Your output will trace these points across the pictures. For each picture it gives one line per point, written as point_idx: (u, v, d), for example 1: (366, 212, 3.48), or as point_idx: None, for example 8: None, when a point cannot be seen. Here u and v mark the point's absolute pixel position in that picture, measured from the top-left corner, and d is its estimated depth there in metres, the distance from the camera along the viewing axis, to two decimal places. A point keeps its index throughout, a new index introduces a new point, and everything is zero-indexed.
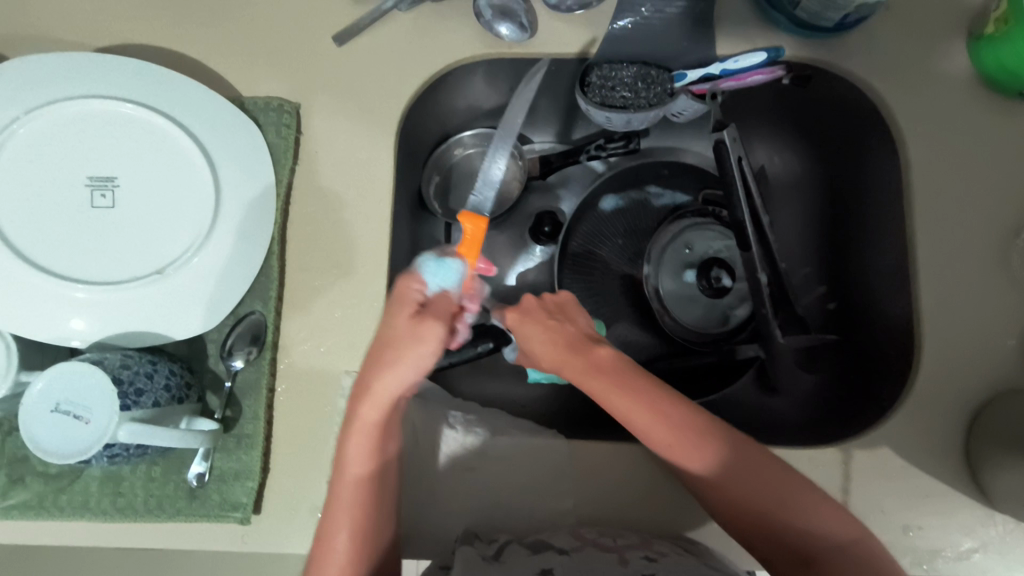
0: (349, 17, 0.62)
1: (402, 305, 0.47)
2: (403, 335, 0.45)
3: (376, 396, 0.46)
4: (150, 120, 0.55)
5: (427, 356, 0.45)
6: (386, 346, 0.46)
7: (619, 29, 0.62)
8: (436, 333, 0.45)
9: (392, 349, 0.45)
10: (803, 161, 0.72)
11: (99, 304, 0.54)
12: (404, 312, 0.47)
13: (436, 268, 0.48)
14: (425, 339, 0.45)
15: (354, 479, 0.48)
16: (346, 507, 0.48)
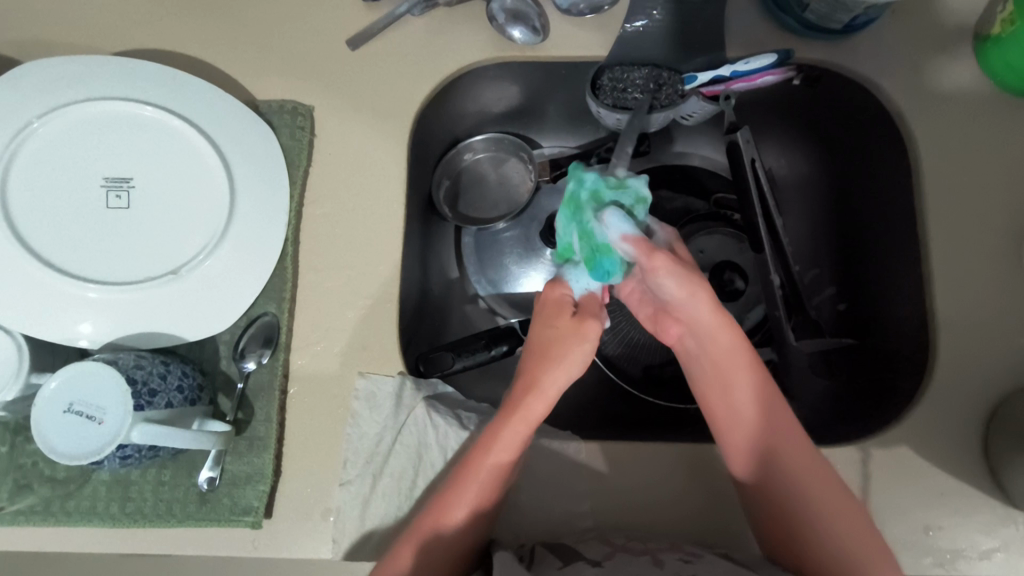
0: (363, 21, 0.63)
1: (559, 309, 0.53)
2: (567, 335, 0.51)
3: (545, 391, 0.50)
4: (164, 122, 0.55)
5: (586, 352, 0.50)
6: (553, 342, 0.51)
7: (631, 30, 0.63)
8: (598, 329, 0.51)
9: (557, 346, 0.50)
10: (811, 164, 0.72)
11: (113, 305, 0.54)
12: (563, 314, 0.52)
13: (578, 273, 0.54)
14: (588, 335, 0.51)
15: (495, 467, 0.48)
16: (482, 478, 0.48)
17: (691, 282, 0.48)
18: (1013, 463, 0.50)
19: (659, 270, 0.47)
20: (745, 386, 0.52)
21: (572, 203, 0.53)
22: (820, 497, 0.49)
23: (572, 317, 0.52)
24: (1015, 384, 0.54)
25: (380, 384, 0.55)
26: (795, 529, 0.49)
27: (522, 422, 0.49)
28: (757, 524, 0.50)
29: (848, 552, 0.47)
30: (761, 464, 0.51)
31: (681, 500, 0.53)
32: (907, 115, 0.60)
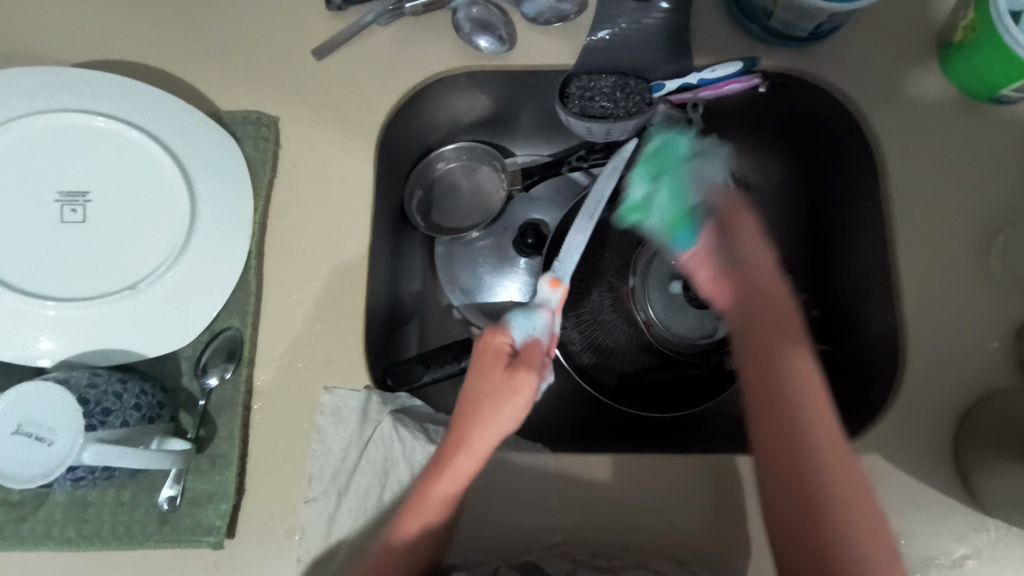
0: (329, 31, 0.62)
1: (493, 358, 0.47)
2: (499, 388, 0.45)
3: (474, 447, 0.45)
4: (122, 134, 0.54)
5: (522, 408, 0.45)
6: (483, 395, 0.45)
7: (597, 40, 0.63)
8: (533, 383, 0.46)
9: (487, 400, 0.45)
10: (783, 172, 0.73)
11: (69, 322, 0.52)
12: (497, 364, 0.47)
13: (523, 320, 0.50)
14: (522, 390, 0.46)
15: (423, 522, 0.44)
16: (403, 543, 0.44)
17: (720, 254, 0.49)
18: (982, 470, 0.50)
19: (741, 229, 0.48)
20: (791, 353, 0.42)
21: (656, 157, 0.58)
22: (831, 454, 0.39)
23: (504, 370, 0.47)
24: (984, 389, 0.54)
25: (346, 399, 0.54)
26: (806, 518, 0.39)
27: (445, 485, 0.44)
28: (757, 401, 0.42)
29: (867, 543, 0.37)
30: (777, 425, 0.40)
31: (652, 514, 0.52)
32: (874, 122, 0.60)
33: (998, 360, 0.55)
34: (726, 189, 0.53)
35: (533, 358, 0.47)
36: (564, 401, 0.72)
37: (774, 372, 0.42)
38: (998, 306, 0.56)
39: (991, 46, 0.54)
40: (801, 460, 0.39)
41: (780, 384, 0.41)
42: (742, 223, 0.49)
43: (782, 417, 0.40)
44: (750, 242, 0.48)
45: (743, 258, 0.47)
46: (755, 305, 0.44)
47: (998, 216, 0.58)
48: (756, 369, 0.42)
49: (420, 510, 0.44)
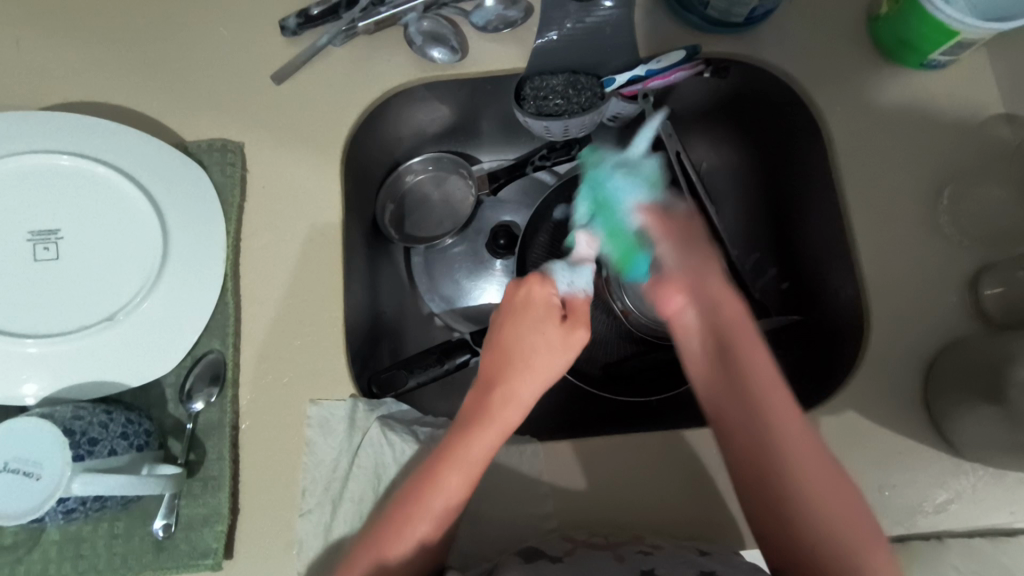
0: (286, 57, 0.64)
1: (546, 311, 0.51)
2: (556, 344, 0.50)
3: (522, 404, 0.49)
4: (90, 170, 0.55)
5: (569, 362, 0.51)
6: (537, 349, 0.50)
7: (545, 42, 0.65)
8: (586, 339, 0.51)
9: (540, 357, 0.50)
10: (737, 153, 0.76)
11: (49, 359, 0.53)
12: (552, 320, 0.51)
13: (565, 270, 0.56)
14: (574, 346, 0.51)
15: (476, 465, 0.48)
16: (456, 492, 0.47)
17: (699, 270, 0.53)
18: (952, 415, 0.52)
19: (670, 233, 0.55)
20: (754, 356, 0.49)
21: (588, 198, 0.60)
22: (815, 484, 0.46)
23: (559, 325, 0.51)
24: (947, 338, 0.57)
25: (333, 410, 0.55)
26: (764, 481, 0.47)
27: (499, 434, 0.48)
28: (727, 424, 0.49)
29: (846, 545, 0.44)
30: (756, 450, 0.47)
31: (646, 491, 0.53)
32: (816, 96, 0.63)
33: (956, 310, 0.57)
34: (654, 210, 0.56)
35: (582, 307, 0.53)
36: (553, 396, 0.72)
37: (738, 385, 0.49)
38: (951, 259, 0.59)
39: (914, 13, 0.57)
40: (762, 450, 0.47)
41: (743, 417, 0.48)
42: (675, 225, 0.56)
43: (740, 415, 0.48)
44: (665, 251, 0.55)
45: (687, 267, 0.53)
46: (728, 329, 0.50)
47: (941, 174, 0.61)
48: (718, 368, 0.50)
49: (475, 451, 0.48)
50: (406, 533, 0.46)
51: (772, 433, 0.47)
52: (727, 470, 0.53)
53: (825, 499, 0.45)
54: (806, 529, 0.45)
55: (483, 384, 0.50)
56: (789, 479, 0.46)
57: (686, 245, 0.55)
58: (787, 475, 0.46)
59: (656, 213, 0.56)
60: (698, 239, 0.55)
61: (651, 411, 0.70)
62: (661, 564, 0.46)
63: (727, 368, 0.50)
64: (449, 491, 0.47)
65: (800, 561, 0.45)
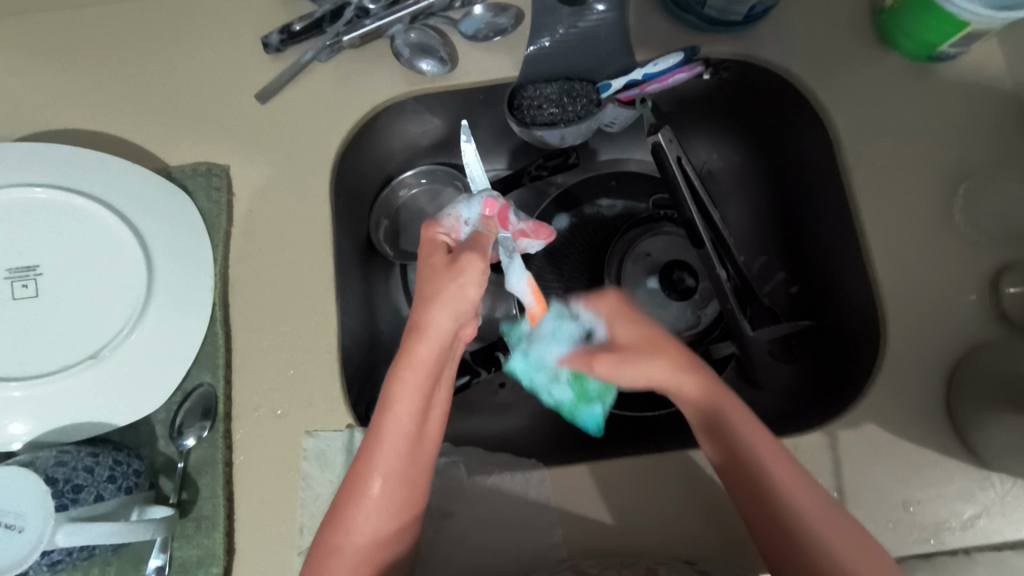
0: (270, 74, 0.62)
1: (434, 248, 0.50)
2: (443, 272, 0.47)
3: (430, 332, 0.46)
4: (67, 201, 0.53)
5: (472, 287, 0.46)
6: (426, 282, 0.47)
7: (536, 49, 0.63)
8: (477, 262, 0.46)
9: (432, 284, 0.47)
10: (740, 155, 0.73)
11: (31, 400, 0.51)
12: (439, 251, 0.49)
13: (550, 343, 0.62)
14: (467, 269, 0.46)
15: (395, 431, 0.45)
16: (388, 468, 0.45)
17: (648, 353, 0.51)
18: (977, 424, 0.50)
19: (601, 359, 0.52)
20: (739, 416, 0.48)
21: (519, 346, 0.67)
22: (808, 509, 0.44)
23: (445, 255, 0.48)
24: (968, 342, 0.54)
25: (330, 441, 0.53)
26: (770, 527, 0.44)
27: (417, 418, 0.46)
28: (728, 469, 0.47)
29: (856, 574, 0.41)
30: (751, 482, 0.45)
31: (659, 516, 0.51)
32: (819, 94, 0.61)
33: (976, 313, 0.55)
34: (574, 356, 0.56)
35: (474, 241, 0.50)
36: (557, 413, 0.70)
37: (722, 431, 0.48)
38: (969, 259, 0.56)
39: (920, 7, 0.55)
40: (765, 499, 0.44)
41: (738, 456, 0.46)
42: (625, 336, 0.53)
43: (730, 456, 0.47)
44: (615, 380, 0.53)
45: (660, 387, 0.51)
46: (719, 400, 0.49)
47: (957, 169, 0.58)
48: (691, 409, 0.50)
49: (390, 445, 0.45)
50: (349, 535, 0.44)
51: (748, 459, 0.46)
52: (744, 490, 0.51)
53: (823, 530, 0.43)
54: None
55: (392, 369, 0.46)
56: (799, 528, 0.43)
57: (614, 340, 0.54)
58: (795, 521, 0.43)
59: (576, 350, 0.57)
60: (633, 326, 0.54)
61: (658, 426, 0.67)
62: None
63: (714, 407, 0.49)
64: (377, 490, 0.45)
65: None
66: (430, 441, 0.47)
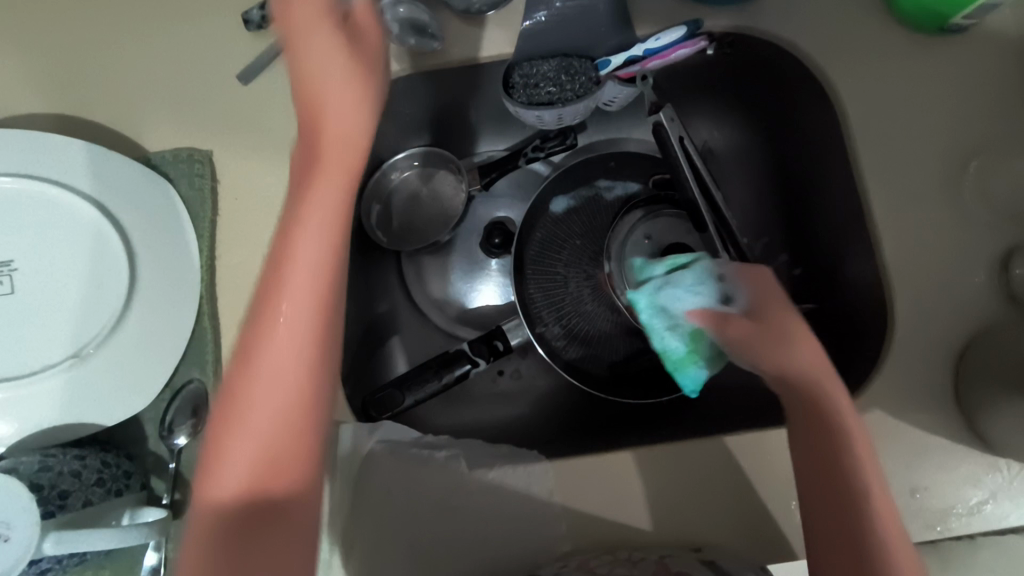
0: (252, 53, 0.58)
1: (307, 135, 0.43)
2: (312, 163, 0.41)
3: (303, 237, 0.40)
4: (39, 191, 0.51)
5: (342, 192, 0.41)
6: (294, 179, 0.42)
7: (532, 24, 0.60)
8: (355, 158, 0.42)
9: (306, 184, 0.41)
10: (743, 133, 0.72)
11: (12, 401, 0.48)
12: (303, 140, 0.43)
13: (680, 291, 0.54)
14: (334, 165, 0.41)
15: (275, 344, 0.39)
16: (262, 396, 0.38)
17: (805, 343, 0.47)
18: (984, 409, 0.49)
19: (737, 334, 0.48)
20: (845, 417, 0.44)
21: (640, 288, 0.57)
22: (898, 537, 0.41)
23: (308, 145, 0.42)
24: (977, 325, 0.53)
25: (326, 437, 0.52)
26: (849, 534, 0.41)
27: (307, 346, 0.39)
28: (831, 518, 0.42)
29: None
30: (842, 487, 0.42)
31: (666, 506, 0.50)
32: (827, 69, 0.58)
33: (984, 295, 0.54)
34: (706, 312, 0.51)
35: (342, 112, 0.42)
36: (557, 400, 0.70)
37: (828, 427, 0.44)
38: (977, 240, 0.55)
39: None
40: (849, 508, 0.42)
41: (833, 457, 0.43)
42: (771, 321, 0.48)
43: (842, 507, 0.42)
44: (739, 342, 0.48)
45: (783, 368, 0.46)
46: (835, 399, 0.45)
47: (966, 147, 0.56)
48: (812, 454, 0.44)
49: (272, 390, 0.38)
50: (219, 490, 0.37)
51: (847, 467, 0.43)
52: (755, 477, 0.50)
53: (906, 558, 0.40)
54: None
55: (261, 296, 0.40)
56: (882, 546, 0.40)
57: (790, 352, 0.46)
58: (879, 538, 0.40)
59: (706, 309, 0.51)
60: (771, 343, 0.47)
61: (657, 410, 0.67)
62: None
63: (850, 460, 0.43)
64: (253, 427, 0.38)
65: None
66: (320, 375, 0.40)
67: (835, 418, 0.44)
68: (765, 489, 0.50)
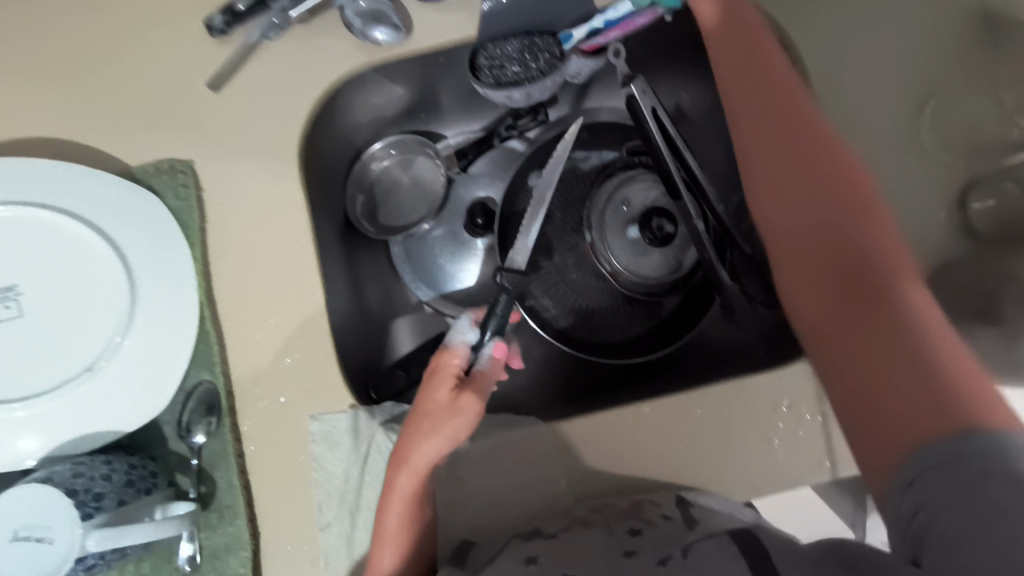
0: (219, 60, 0.59)
1: (447, 377, 0.50)
2: (444, 407, 0.48)
3: (413, 467, 0.47)
4: (36, 216, 0.53)
5: (462, 428, 0.47)
6: (416, 439, 0.47)
7: (491, 5, 0.60)
8: (474, 406, 0.48)
9: (428, 421, 0.47)
10: (708, 92, 0.72)
11: (37, 418, 0.52)
12: (445, 385, 0.49)
13: None
14: (462, 411, 0.48)
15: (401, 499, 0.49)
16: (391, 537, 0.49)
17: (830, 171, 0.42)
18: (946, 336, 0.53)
19: (766, 154, 0.46)
20: (865, 257, 0.38)
21: None
22: (926, 309, 0.35)
23: (450, 388, 0.49)
24: (942, 260, 0.55)
25: (335, 423, 0.55)
26: (831, 342, 0.37)
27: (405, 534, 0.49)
28: (829, 348, 0.37)
29: (948, 373, 0.33)
30: (833, 331, 0.37)
31: (655, 455, 0.55)
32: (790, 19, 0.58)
33: (948, 230, 0.56)
34: None
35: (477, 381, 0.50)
36: (551, 368, 0.73)
37: (837, 272, 0.39)
38: (938, 179, 0.56)
39: None
40: (857, 322, 0.36)
41: (862, 280, 0.37)
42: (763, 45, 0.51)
43: (850, 294, 0.37)
44: None
45: (826, 228, 0.40)
46: (854, 245, 0.39)
47: (920, 88, 0.57)
48: (800, 148, 0.44)
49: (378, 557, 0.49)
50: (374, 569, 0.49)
51: (875, 292, 0.36)
52: (731, 421, 0.55)
53: (947, 360, 0.33)
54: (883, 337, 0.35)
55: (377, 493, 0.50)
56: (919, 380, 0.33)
57: (812, 147, 0.44)
58: (917, 369, 0.33)
59: None
60: (773, 157, 0.45)
61: (646, 371, 0.71)
62: (649, 540, 0.47)
63: (874, 277, 0.37)
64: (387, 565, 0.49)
65: (859, 376, 0.35)
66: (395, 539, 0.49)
67: (850, 253, 0.39)
68: (746, 430, 0.55)
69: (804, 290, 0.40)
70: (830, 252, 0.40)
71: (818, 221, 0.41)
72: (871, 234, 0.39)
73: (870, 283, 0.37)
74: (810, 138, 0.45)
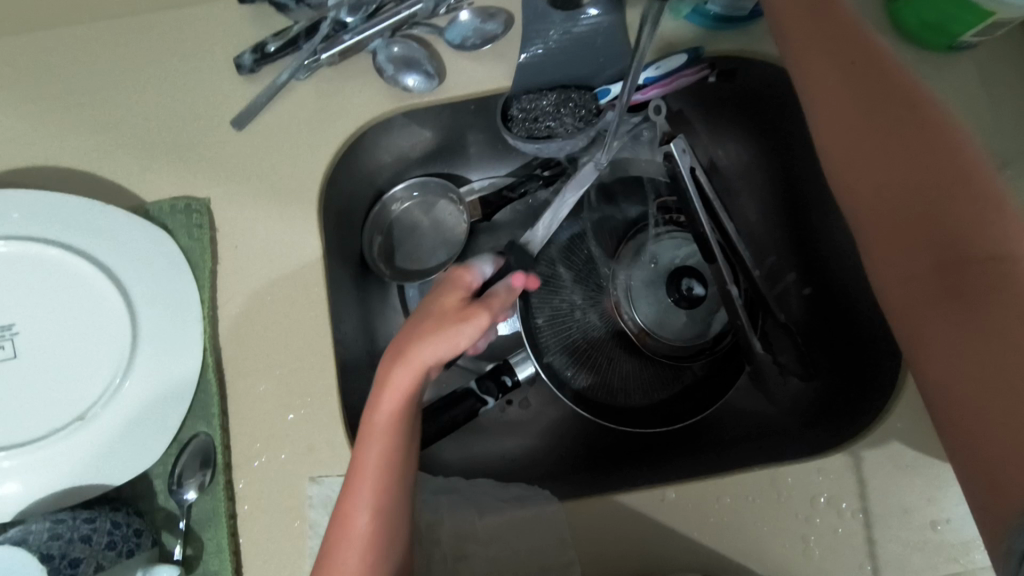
0: (246, 98, 0.58)
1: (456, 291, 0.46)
2: (450, 314, 0.43)
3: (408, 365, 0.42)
4: (40, 253, 0.51)
5: (468, 335, 0.42)
6: (416, 333, 0.43)
7: (529, 58, 0.58)
8: (483, 322, 0.43)
9: (434, 322, 0.43)
10: (749, 149, 0.68)
11: (20, 466, 0.49)
12: (456, 292, 0.46)
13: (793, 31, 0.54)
14: (469, 319, 0.43)
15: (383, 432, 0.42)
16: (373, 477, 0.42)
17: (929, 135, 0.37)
18: None
19: (851, 113, 0.40)
20: (978, 232, 0.34)
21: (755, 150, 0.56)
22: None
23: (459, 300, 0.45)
24: None
25: (335, 487, 0.51)
26: (930, 324, 0.35)
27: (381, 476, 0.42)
28: (930, 330, 0.34)
29: None
30: (936, 307, 0.34)
31: (677, 544, 0.50)
32: None
33: None
34: None
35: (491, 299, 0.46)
36: (566, 431, 0.69)
37: (940, 245, 0.35)
38: None
39: None
40: (965, 306, 0.33)
41: (969, 259, 0.34)
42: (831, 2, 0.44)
43: (958, 271, 0.34)
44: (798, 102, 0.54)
45: (929, 196, 0.36)
46: (962, 218, 0.35)
47: None
48: (903, 125, 0.38)
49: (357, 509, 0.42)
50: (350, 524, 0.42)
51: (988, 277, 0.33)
52: (763, 514, 0.50)
53: None
54: (1007, 373, 0.31)
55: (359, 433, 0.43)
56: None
57: (905, 110, 0.39)
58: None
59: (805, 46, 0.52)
60: (862, 119, 0.39)
61: (667, 442, 0.66)
62: None
63: (986, 257, 0.33)
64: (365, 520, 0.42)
65: (967, 365, 0.32)
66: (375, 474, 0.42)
67: (956, 226, 0.35)
68: (780, 524, 0.50)
69: (897, 258, 0.36)
70: (937, 227, 0.35)
71: (917, 188, 0.36)
72: (1006, 240, 0.33)
73: (992, 305, 0.32)
74: (915, 114, 0.38)
